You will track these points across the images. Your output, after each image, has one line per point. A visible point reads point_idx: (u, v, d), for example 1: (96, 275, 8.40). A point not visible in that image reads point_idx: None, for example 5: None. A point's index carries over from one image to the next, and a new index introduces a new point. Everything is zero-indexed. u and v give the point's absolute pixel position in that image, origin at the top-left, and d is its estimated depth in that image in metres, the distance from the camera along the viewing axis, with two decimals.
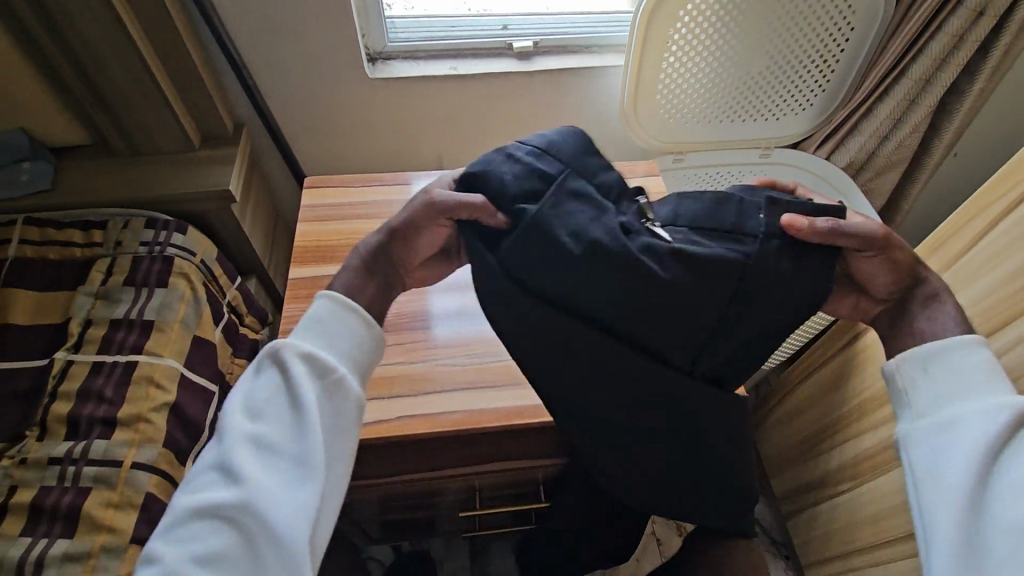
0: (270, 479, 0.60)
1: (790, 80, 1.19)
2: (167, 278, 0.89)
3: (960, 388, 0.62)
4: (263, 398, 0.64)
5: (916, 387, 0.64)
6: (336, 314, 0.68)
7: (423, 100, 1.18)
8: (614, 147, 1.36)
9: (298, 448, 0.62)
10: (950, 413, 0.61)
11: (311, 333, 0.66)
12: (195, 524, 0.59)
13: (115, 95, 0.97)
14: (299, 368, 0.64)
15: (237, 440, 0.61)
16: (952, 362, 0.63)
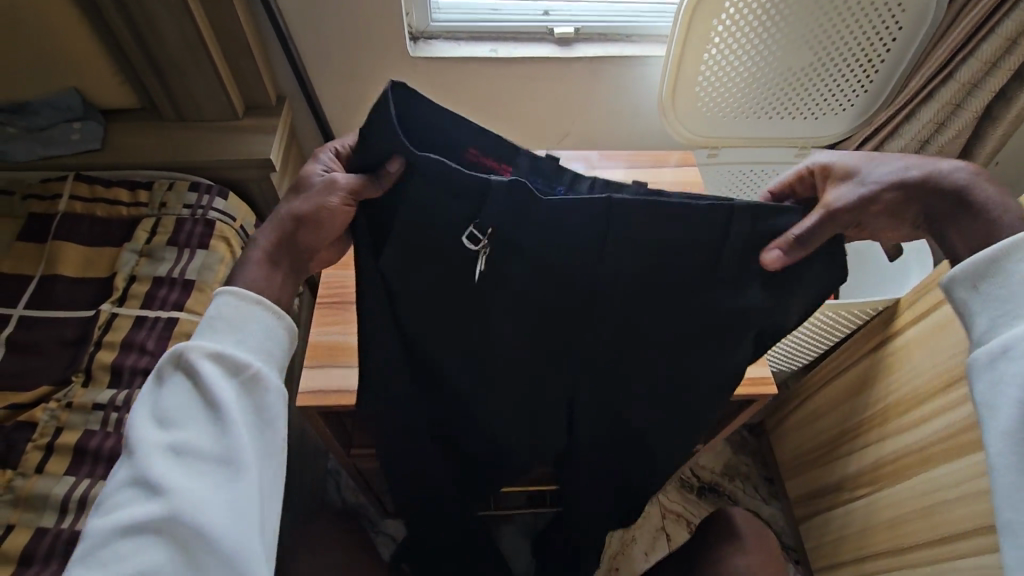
0: (195, 485, 0.59)
1: (833, 79, 1.17)
2: (208, 240, 0.92)
3: (1020, 306, 0.57)
4: (176, 405, 0.62)
5: (972, 310, 0.61)
6: (236, 309, 0.64)
7: (462, 81, 1.20)
8: (648, 139, 1.36)
9: (223, 451, 0.61)
10: (1007, 338, 0.57)
11: (214, 333, 0.63)
12: (123, 540, 0.57)
13: (166, 61, 0.99)
14: (210, 372, 0.62)
15: (152, 450, 0.59)
16: (1008, 277, 0.58)
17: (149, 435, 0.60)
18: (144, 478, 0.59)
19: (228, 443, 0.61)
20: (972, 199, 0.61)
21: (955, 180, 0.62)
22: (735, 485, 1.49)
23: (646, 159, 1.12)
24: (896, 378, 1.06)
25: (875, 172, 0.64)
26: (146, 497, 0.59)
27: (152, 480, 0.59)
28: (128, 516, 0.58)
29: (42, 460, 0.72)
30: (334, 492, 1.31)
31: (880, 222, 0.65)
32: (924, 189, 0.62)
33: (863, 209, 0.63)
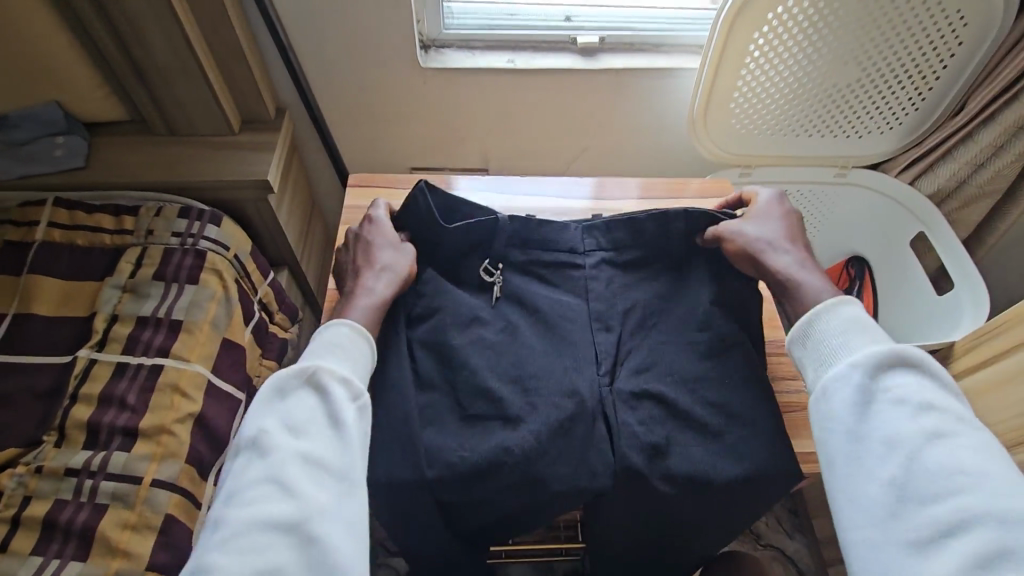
0: (321, 497, 0.56)
1: (881, 96, 1.07)
2: (198, 274, 0.84)
3: (832, 355, 0.62)
4: (304, 415, 0.59)
5: (804, 367, 0.65)
6: (361, 345, 0.65)
7: (475, 94, 1.10)
8: (675, 157, 1.26)
9: (345, 472, 0.58)
10: (828, 380, 0.61)
11: (336, 355, 0.63)
12: (246, 541, 0.54)
13: (154, 73, 0.91)
14: (339, 391, 0.60)
15: (282, 456, 0.57)
16: (818, 330, 0.64)
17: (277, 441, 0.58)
18: (272, 482, 0.56)
19: (351, 463, 0.58)
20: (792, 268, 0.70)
21: (785, 261, 0.71)
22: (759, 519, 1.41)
23: (682, 185, 1.01)
24: None
25: (769, 223, 0.75)
26: (273, 501, 0.55)
27: (280, 485, 0.56)
28: (254, 517, 0.54)
29: (6, 536, 0.65)
30: None
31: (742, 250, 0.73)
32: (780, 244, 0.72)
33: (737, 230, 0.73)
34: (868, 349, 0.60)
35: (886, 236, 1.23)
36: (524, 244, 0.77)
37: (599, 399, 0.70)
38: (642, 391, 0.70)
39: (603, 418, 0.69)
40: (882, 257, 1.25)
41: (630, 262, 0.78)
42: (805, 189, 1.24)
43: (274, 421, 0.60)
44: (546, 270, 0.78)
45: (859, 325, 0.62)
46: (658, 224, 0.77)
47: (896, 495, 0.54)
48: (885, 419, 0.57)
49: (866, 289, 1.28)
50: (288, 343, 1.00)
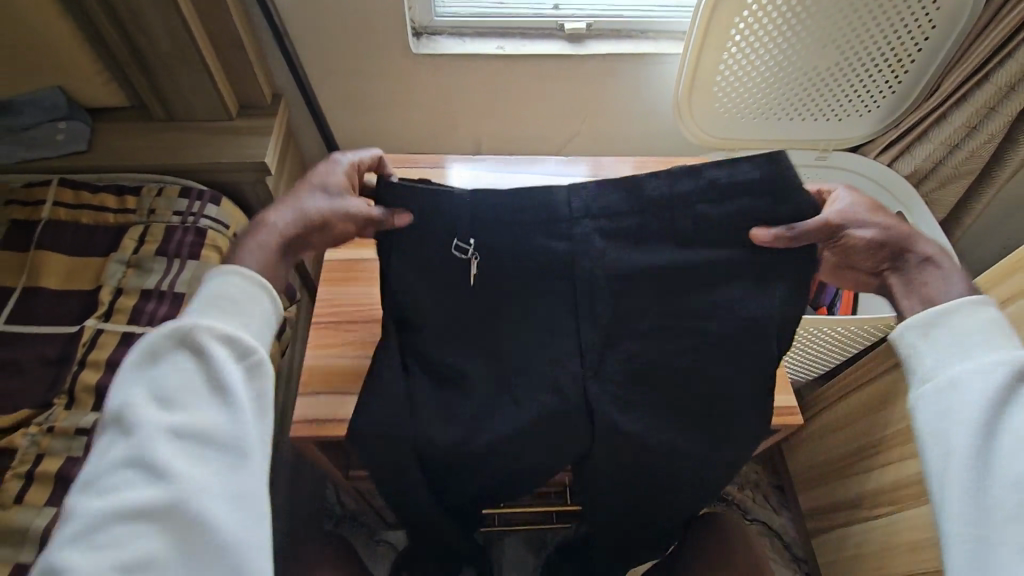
0: (200, 472, 0.57)
1: (859, 79, 1.11)
2: (199, 251, 0.87)
3: (960, 350, 0.60)
4: (177, 385, 0.59)
5: (918, 354, 0.63)
6: (248, 292, 0.63)
7: (468, 77, 1.13)
8: (661, 140, 1.30)
9: (229, 438, 0.59)
10: (951, 374, 0.60)
11: (221, 312, 0.62)
12: (118, 526, 0.54)
13: (156, 60, 0.94)
14: (220, 353, 0.60)
15: (153, 431, 0.57)
16: (951, 323, 0.61)
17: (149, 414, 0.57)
18: (141, 463, 0.56)
19: (232, 430, 0.59)
20: (922, 248, 0.67)
21: (917, 255, 0.66)
22: (745, 494, 1.44)
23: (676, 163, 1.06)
24: None
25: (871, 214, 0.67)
26: (143, 481, 0.56)
27: (152, 463, 0.56)
28: (125, 501, 0.55)
29: (21, 491, 0.69)
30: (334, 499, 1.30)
31: (855, 248, 0.67)
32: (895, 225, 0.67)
33: (853, 225, 0.66)
34: (997, 353, 0.59)
35: None
36: (499, 223, 0.68)
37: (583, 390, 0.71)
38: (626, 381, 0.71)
39: (588, 406, 0.71)
40: None
41: (627, 228, 0.68)
42: None
43: (142, 393, 0.59)
44: (539, 249, 0.68)
45: (991, 328, 0.60)
46: (663, 186, 0.66)
47: (1014, 495, 0.54)
48: (1020, 426, 0.57)
49: None
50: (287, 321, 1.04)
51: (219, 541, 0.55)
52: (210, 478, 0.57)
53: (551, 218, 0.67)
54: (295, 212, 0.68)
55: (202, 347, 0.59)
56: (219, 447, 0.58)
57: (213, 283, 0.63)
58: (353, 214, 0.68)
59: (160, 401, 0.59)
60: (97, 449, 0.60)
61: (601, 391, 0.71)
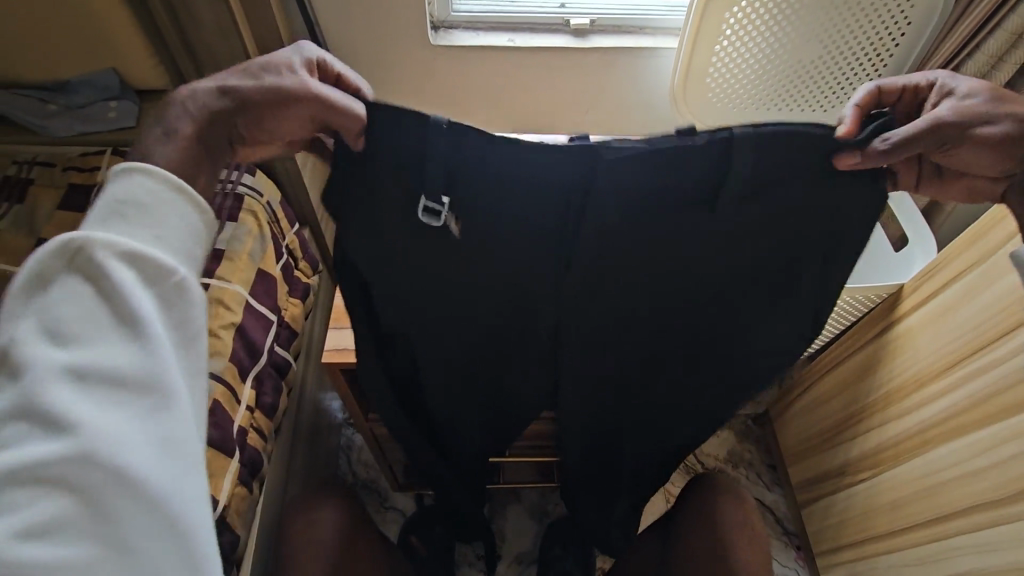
0: (107, 418, 0.54)
1: (842, 73, 1.21)
2: (237, 214, 0.96)
3: None
4: (75, 323, 0.56)
5: None
6: (158, 203, 0.60)
7: (481, 68, 1.24)
8: (659, 130, 1.39)
9: (138, 375, 0.56)
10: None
11: (129, 232, 0.59)
12: (11, 487, 0.51)
13: (202, 45, 1.04)
14: (126, 275, 0.57)
15: (45, 377, 0.54)
16: None
17: (45, 359, 0.54)
18: (35, 414, 0.53)
19: (142, 364, 0.56)
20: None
21: None
22: (739, 472, 1.50)
23: None
24: (902, 361, 1.08)
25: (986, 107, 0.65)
26: (38, 434, 0.53)
27: (45, 412, 0.53)
28: (17, 457, 0.52)
29: None
30: (346, 467, 1.41)
31: (978, 151, 0.65)
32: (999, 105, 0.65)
33: (968, 124, 0.64)
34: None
35: None
36: (477, 179, 0.62)
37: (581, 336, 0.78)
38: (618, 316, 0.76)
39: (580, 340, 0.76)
40: None
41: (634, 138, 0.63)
42: None
43: (31, 331, 0.56)
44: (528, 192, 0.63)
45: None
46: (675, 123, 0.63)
47: None
48: None
49: None
50: (310, 287, 1.13)
51: (139, 486, 0.53)
52: (120, 422, 0.55)
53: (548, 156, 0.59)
54: (224, 98, 0.66)
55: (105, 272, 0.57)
56: (126, 387, 0.56)
57: (111, 198, 0.60)
58: (286, 98, 0.65)
59: (53, 340, 0.56)
60: None
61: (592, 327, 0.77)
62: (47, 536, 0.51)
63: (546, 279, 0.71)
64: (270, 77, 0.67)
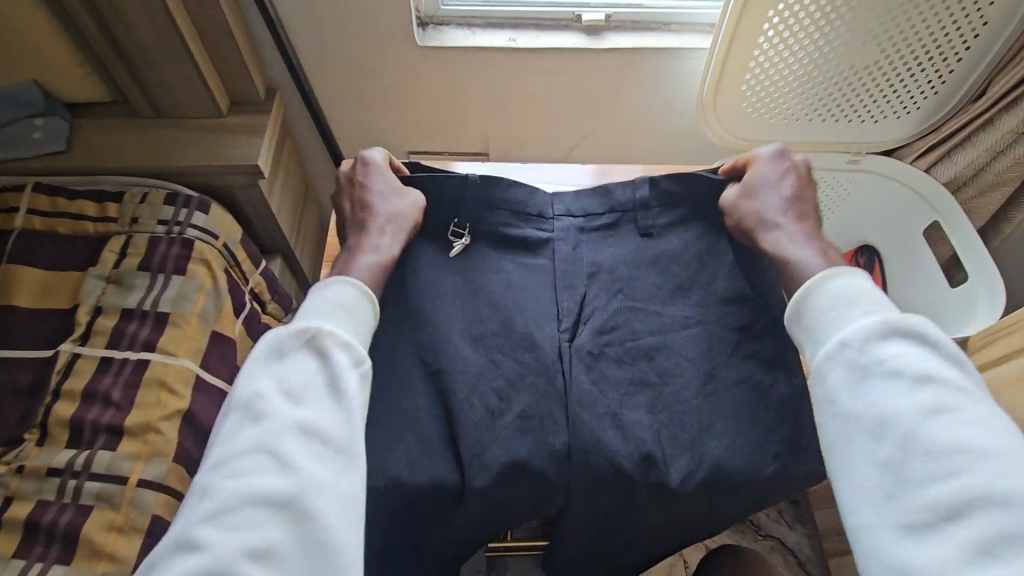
0: (320, 470, 0.56)
1: (901, 78, 1.02)
2: (185, 265, 0.81)
3: (835, 325, 0.62)
4: (302, 381, 0.59)
5: (796, 339, 0.66)
6: (364, 308, 0.65)
7: (478, 72, 1.05)
8: (683, 140, 1.21)
9: (343, 439, 0.58)
10: (881, 356, 0.58)
11: (334, 317, 0.63)
12: (243, 511, 0.54)
13: (137, 53, 0.86)
14: (339, 356, 0.60)
15: (280, 425, 0.57)
16: (818, 301, 0.64)
17: (277, 406, 0.58)
18: (268, 452, 0.56)
19: (348, 433, 0.58)
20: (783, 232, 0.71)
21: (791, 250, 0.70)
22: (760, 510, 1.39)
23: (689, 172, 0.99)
24: None
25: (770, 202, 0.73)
26: (270, 471, 0.55)
27: (278, 454, 0.56)
28: (247, 489, 0.54)
29: None
30: None
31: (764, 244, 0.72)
32: (774, 207, 0.73)
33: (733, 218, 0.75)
34: (883, 318, 0.60)
35: (902, 228, 1.19)
36: (485, 210, 0.79)
37: (561, 356, 0.71)
38: (601, 349, 0.72)
39: (563, 374, 0.70)
40: (897, 247, 1.21)
41: (603, 226, 0.80)
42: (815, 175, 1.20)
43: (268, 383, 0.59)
44: (517, 231, 0.79)
45: (883, 302, 0.62)
46: (629, 193, 0.80)
47: (881, 466, 0.55)
48: (881, 396, 0.57)
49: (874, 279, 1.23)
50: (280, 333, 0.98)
51: (329, 545, 0.53)
52: (327, 477, 0.56)
53: (526, 190, 0.80)
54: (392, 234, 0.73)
55: (324, 347, 0.60)
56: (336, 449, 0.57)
57: (328, 290, 0.65)
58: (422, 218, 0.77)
59: (287, 397, 0.59)
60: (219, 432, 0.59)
61: (577, 358, 0.71)
62: (263, 563, 0.52)
63: (527, 291, 0.76)
64: (403, 194, 0.76)
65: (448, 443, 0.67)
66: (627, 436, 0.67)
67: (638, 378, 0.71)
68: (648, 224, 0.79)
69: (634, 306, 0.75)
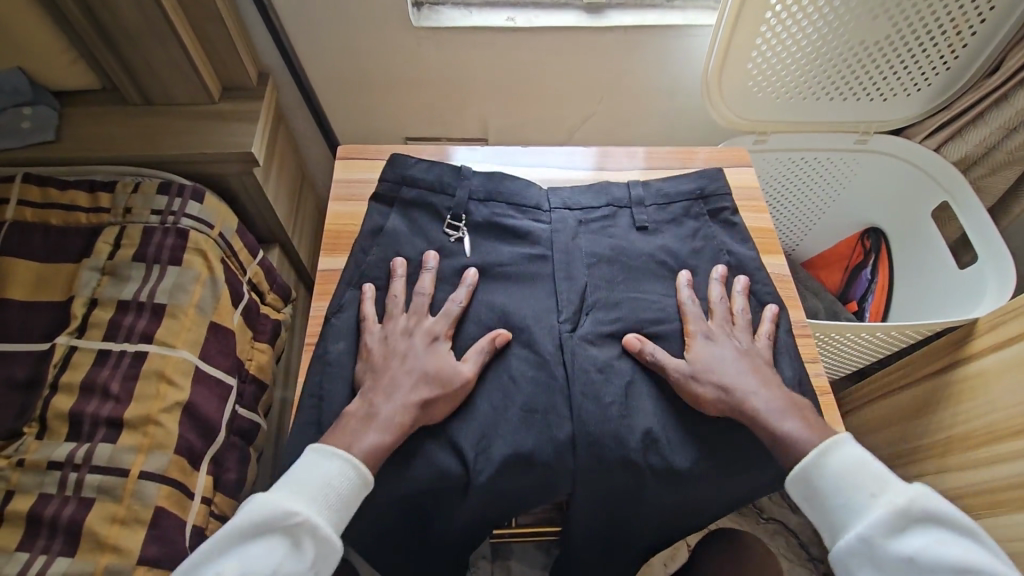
0: None
1: (912, 54, 0.99)
2: (180, 255, 0.80)
3: (852, 519, 0.57)
4: (267, 574, 0.53)
5: (809, 515, 0.61)
6: (354, 494, 0.58)
7: (475, 54, 1.03)
8: (686, 121, 1.19)
9: None
10: (901, 556, 0.54)
11: (325, 504, 0.56)
12: None
13: (126, 39, 0.84)
14: (313, 551, 0.54)
15: None
16: (826, 487, 0.58)
17: None
18: None
19: None
20: (746, 401, 0.64)
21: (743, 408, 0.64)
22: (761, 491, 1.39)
23: (692, 154, 0.97)
24: (969, 405, 0.93)
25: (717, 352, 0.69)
26: None
27: None
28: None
29: None
30: None
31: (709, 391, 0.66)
32: (731, 377, 0.66)
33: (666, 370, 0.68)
34: (889, 505, 0.56)
35: (908, 213, 1.17)
36: (483, 200, 0.81)
37: (562, 344, 0.71)
38: (603, 339, 0.71)
39: (565, 365, 0.69)
40: (903, 232, 1.20)
41: (600, 219, 0.82)
42: (819, 156, 1.18)
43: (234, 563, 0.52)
44: (511, 220, 0.80)
45: (884, 476, 0.58)
46: (625, 191, 0.83)
47: None
48: None
49: (880, 262, 1.23)
50: (281, 323, 0.97)
51: None
52: None
53: (517, 180, 0.82)
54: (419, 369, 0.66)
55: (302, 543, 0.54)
56: None
57: (327, 464, 0.57)
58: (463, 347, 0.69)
59: None
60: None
61: (578, 348, 0.70)
62: None
63: (522, 281, 0.76)
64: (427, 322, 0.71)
65: (450, 434, 0.66)
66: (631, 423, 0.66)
67: (641, 372, 0.70)
68: (643, 219, 0.81)
69: (634, 296, 0.75)
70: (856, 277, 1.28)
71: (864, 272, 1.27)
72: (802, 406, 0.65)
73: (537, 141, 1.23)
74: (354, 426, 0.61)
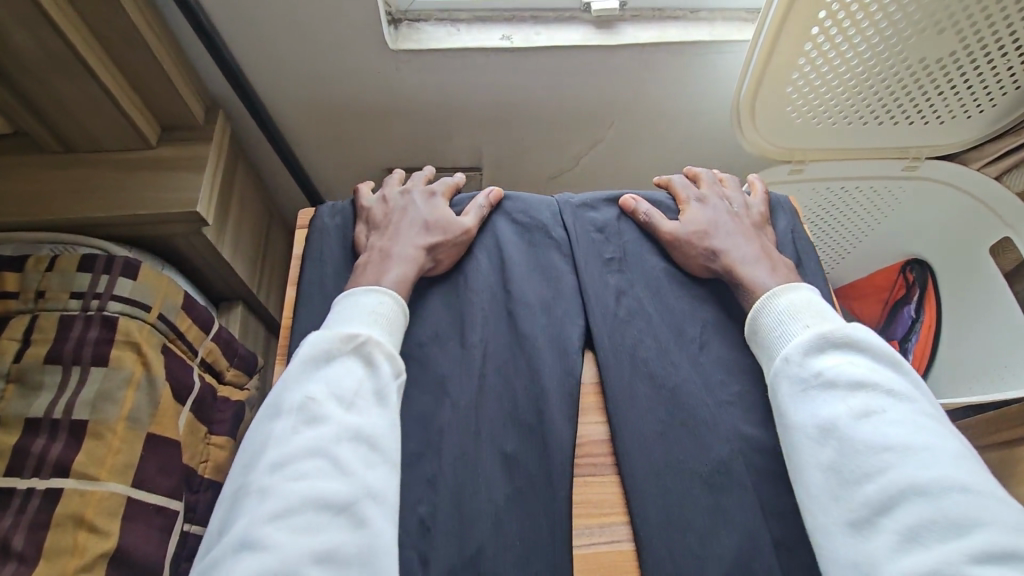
0: (371, 475, 0.52)
1: (979, 72, 0.83)
2: (107, 352, 0.65)
3: (779, 342, 0.60)
4: (355, 387, 0.55)
5: (758, 358, 0.63)
6: (401, 319, 0.63)
7: (464, 77, 0.87)
8: (710, 145, 1.03)
9: (390, 446, 0.54)
10: (815, 368, 0.56)
11: (378, 326, 0.60)
12: (300, 515, 0.48)
13: (30, 80, 0.68)
14: (385, 362, 0.57)
15: (334, 434, 0.52)
16: (769, 320, 0.61)
17: (329, 411, 0.53)
18: (322, 457, 0.51)
19: (392, 441, 0.54)
20: (734, 253, 0.68)
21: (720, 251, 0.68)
22: None
23: None
24: None
25: (699, 203, 0.73)
26: (325, 478, 0.50)
27: (331, 457, 0.51)
28: (309, 493, 0.49)
29: None
30: None
31: (689, 239, 0.70)
32: (722, 233, 0.69)
33: (654, 222, 0.72)
34: (816, 330, 0.58)
35: (961, 252, 1.03)
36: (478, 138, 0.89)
37: (558, 209, 0.75)
38: (595, 203, 0.76)
39: (563, 225, 0.74)
40: (953, 272, 1.05)
41: None
42: (860, 184, 1.02)
43: (320, 393, 0.54)
44: None
45: (824, 313, 0.60)
46: None
47: (826, 470, 0.52)
48: (821, 405, 0.54)
49: (926, 299, 1.08)
50: (245, 404, 0.80)
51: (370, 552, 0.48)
52: (378, 482, 0.52)
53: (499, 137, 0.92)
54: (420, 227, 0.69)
55: (372, 356, 0.57)
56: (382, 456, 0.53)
57: (368, 301, 0.61)
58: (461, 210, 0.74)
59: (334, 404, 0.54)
60: (259, 438, 0.54)
61: (576, 211, 0.75)
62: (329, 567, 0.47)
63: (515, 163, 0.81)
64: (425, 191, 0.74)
65: None
66: (630, 278, 0.70)
67: (632, 234, 0.74)
68: None
69: None
70: (898, 314, 1.13)
71: (907, 309, 1.11)
72: (783, 260, 0.68)
73: (535, 171, 1.07)
74: (371, 270, 0.65)
